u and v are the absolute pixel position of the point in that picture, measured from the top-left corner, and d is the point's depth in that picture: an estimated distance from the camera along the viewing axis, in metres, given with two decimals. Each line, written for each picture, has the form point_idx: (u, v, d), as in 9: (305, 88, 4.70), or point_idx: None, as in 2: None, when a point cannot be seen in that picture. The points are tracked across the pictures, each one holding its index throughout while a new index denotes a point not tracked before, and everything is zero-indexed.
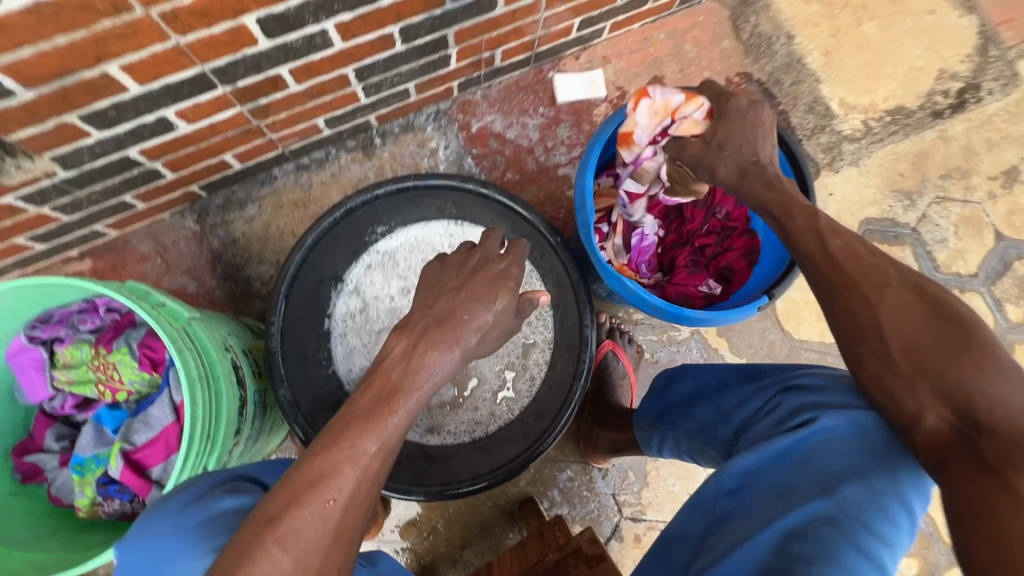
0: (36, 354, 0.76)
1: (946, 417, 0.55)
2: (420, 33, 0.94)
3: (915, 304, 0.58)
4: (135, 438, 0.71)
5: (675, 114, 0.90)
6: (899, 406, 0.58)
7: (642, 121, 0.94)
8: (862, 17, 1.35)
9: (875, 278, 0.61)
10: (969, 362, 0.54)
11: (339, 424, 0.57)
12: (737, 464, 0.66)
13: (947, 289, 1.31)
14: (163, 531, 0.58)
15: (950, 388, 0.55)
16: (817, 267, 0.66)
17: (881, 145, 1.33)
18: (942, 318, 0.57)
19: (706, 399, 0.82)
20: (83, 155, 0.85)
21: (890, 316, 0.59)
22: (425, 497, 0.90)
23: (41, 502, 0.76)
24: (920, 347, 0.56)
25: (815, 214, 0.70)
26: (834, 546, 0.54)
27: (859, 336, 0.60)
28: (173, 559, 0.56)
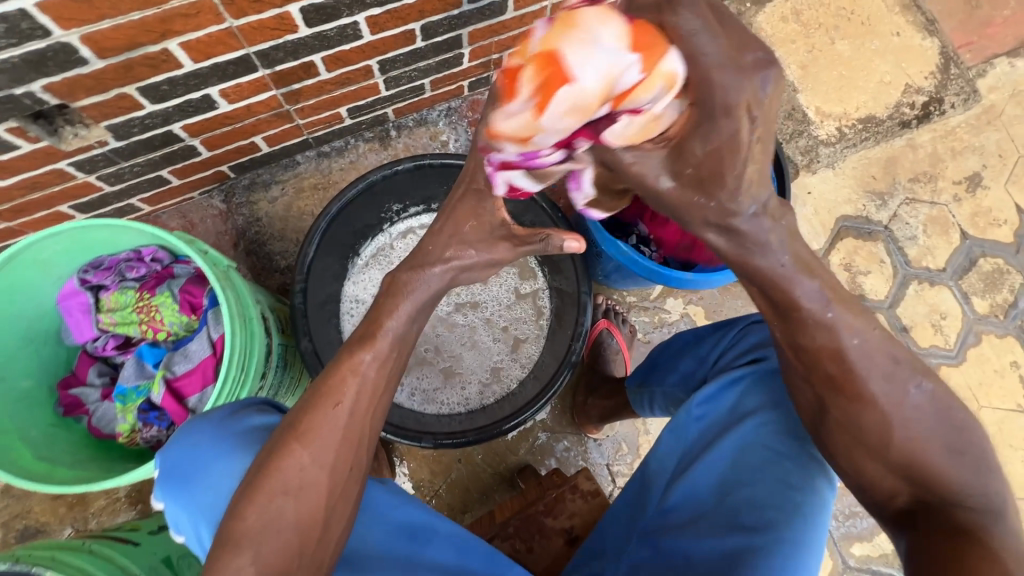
0: (84, 298, 0.84)
1: (918, 497, 0.61)
2: (439, 31, 1.05)
3: (932, 407, 0.60)
4: (176, 368, 0.79)
5: (620, 107, 0.55)
6: (876, 487, 0.63)
7: (549, 122, 0.57)
8: (834, 36, 1.49)
9: (890, 382, 0.59)
10: (963, 466, 0.60)
11: (368, 343, 0.65)
12: (704, 395, 0.78)
13: (918, 282, 1.41)
14: (205, 440, 0.66)
15: (935, 484, 0.60)
16: (824, 369, 0.61)
17: (855, 150, 1.45)
18: (935, 417, 0.60)
19: (689, 350, 0.90)
20: (134, 126, 0.95)
21: (903, 419, 0.59)
22: (433, 443, 0.96)
23: (80, 434, 0.83)
24: (918, 450, 0.59)
25: (827, 310, 0.59)
26: (774, 466, 0.70)
27: (862, 437, 0.61)
28: (215, 461, 0.64)
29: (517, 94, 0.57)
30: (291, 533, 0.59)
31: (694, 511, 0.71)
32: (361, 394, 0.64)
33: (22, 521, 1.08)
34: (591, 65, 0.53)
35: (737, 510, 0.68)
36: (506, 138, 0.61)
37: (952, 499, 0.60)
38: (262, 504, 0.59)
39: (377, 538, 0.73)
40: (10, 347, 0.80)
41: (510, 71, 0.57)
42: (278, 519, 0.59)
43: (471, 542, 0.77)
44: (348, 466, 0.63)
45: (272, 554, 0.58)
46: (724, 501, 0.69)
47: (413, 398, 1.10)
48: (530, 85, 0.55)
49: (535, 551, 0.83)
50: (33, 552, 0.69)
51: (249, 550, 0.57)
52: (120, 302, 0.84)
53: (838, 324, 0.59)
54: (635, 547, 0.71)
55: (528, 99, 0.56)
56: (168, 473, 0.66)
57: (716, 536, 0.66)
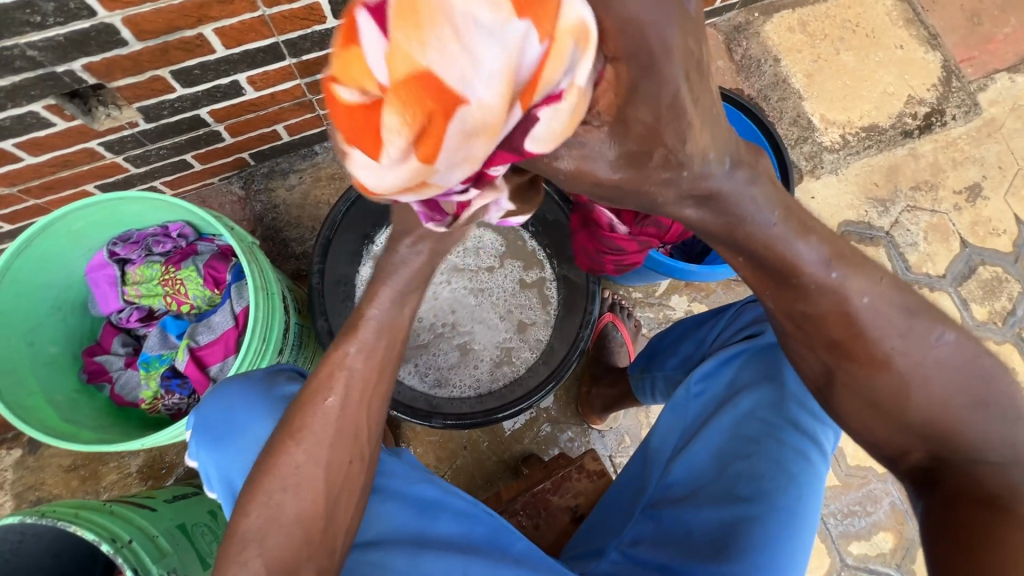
0: (110, 271, 0.88)
1: (933, 455, 0.60)
2: None
3: (952, 361, 0.58)
4: (200, 338, 0.85)
5: (534, 100, 0.39)
6: (892, 448, 0.62)
7: (442, 163, 0.39)
8: (840, 47, 1.53)
9: (908, 340, 0.58)
10: (988, 416, 0.58)
11: (389, 314, 0.67)
12: (700, 372, 0.82)
13: (918, 288, 1.44)
14: (237, 402, 0.70)
15: (957, 439, 0.58)
16: (840, 331, 0.58)
17: (858, 157, 1.49)
18: (953, 370, 0.58)
19: (689, 335, 0.94)
20: (164, 109, 0.98)
21: (921, 377, 0.58)
22: (443, 424, 1.00)
23: (102, 401, 0.87)
24: (933, 408, 0.58)
25: (832, 272, 0.56)
26: (767, 436, 0.73)
27: (877, 401, 0.60)
28: (245, 422, 0.69)
29: (387, 150, 0.38)
30: (296, 528, 0.61)
31: (693, 485, 0.76)
32: (354, 385, 0.66)
33: (34, 493, 1.10)
34: (478, 70, 0.35)
35: (733, 482, 0.73)
36: (393, 193, 0.43)
37: (975, 454, 0.58)
38: (263, 501, 0.62)
39: (390, 510, 0.76)
40: (41, 314, 0.84)
41: (354, 108, 0.37)
42: (281, 513, 0.61)
43: (480, 516, 0.80)
44: (349, 457, 0.65)
45: (275, 545, 0.61)
46: (721, 475, 0.74)
47: (423, 380, 1.13)
48: (408, 136, 0.37)
49: (541, 527, 0.90)
50: (57, 509, 0.73)
51: (255, 543, 0.61)
52: (145, 276, 0.88)
53: (850, 287, 0.57)
54: (638, 520, 0.78)
55: (409, 154, 0.38)
56: (201, 432, 0.71)
57: (712, 508, 0.72)
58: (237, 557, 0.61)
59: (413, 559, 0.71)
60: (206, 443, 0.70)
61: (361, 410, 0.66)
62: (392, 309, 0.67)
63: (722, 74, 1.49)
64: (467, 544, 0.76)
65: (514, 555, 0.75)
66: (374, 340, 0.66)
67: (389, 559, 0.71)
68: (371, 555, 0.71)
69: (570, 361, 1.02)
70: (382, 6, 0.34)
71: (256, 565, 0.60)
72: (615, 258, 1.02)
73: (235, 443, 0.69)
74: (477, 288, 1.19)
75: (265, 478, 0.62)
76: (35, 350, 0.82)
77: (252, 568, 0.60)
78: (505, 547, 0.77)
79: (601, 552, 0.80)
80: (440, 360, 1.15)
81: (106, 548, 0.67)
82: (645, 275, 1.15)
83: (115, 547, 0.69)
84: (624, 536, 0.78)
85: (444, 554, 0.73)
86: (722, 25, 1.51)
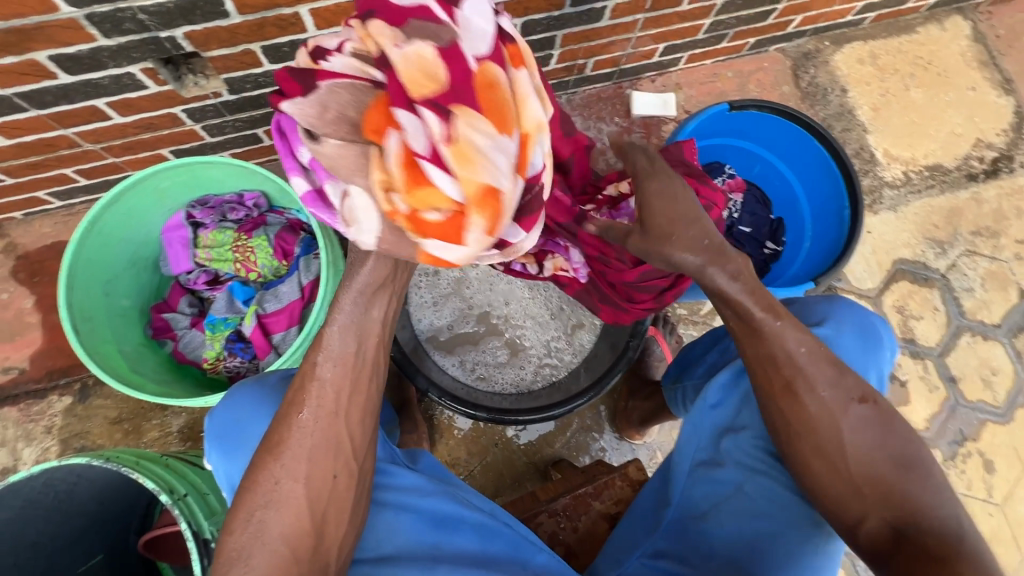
0: (185, 233, 0.96)
1: (885, 520, 0.60)
2: (536, 30, 1.09)
3: (872, 421, 0.62)
4: (267, 306, 0.93)
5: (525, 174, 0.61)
6: (845, 509, 0.62)
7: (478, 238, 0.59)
8: (909, 83, 1.51)
9: (840, 391, 0.63)
10: (919, 481, 0.60)
11: None
12: (718, 384, 0.77)
13: (971, 334, 1.39)
14: (246, 412, 0.70)
15: (893, 499, 0.60)
16: (778, 378, 0.64)
17: (919, 196, 1.46)
18: (891, 430, 0.62)
19: (716, 343, 0.89)
20: (248, 82, 1.01)
21: (844, 429, 0.62)
22: (487, 415, 1.03)
23: (162, 355, 0.96)
24: (865, 464, 0.61)
25: (774, 317, 0.64)
26: None
27: (820, 448, 0.63)
28: (258, 424, 0.69)
29: (467, 232, 0.58)
30: (280, 546, 0.58)
31: (715, 497, 0.75)
32: (323, 395, 0.61)
33: (79, 441, 1.13)
34: (502, 168, 0.58)
35: (757, 498, 0.71)
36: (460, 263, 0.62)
37: (913, 518, 0.59)
38: (243, 521, 0.58)
39: (402, 524, 0.71)
40: (119, 269, 0.93)
41: (435, 219, 0.56)
42: (263, 532, 0.58)
43: (497, 530, 0.74)
44: (333, 472, 0.61)
45: (264, 567, 0.57)
46: (743, 489, 0.72)
47: (467, 375, 1.13)
48: (487, 218, 0.58)
49: (581, 530, 0.89)
50: (120, 455, 0.79)
51: (240, 563, 0.57)
52: (218, 241, 0.95)
53: (789, 340, 0.64)
54: (659, 531, 0.77)
55: (482, 228, 0.58)
56: (216, 436, 0.69)
57: (738, 522, 0.71)
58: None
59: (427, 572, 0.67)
60: (219, 447, 0.69)
61: (336, 420, 0.61)
62: (356, 310, 0.61)
63: (787, 100, 1.48)
64: (483, 559, 0.70)
65: (534, 567, 0.71)
66: (342, 347, 0.62)
67: (401, 572, 0.67)
68: (382, 569, 0.67)
69: (616, 370, 1.07)
70: (440, 159, 0.55)
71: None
72: (658, 287, 0.94)
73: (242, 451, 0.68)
74: (528, 287, 1.18)
75: (244, 497, 0.59)
76: (111, 302, 0.92)
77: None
78: (523, 557, 0.72)
79: (620, 564, 0.78)
80: (486, 357, 1.15)
81: (165, 498, 0.72)
82: (696, 292, 1.13)
83: (172, 498, 0.73)
84: (646, 546, 0.77)
85: (459, 570, 0.68)
86: (791, 50, 1.50)
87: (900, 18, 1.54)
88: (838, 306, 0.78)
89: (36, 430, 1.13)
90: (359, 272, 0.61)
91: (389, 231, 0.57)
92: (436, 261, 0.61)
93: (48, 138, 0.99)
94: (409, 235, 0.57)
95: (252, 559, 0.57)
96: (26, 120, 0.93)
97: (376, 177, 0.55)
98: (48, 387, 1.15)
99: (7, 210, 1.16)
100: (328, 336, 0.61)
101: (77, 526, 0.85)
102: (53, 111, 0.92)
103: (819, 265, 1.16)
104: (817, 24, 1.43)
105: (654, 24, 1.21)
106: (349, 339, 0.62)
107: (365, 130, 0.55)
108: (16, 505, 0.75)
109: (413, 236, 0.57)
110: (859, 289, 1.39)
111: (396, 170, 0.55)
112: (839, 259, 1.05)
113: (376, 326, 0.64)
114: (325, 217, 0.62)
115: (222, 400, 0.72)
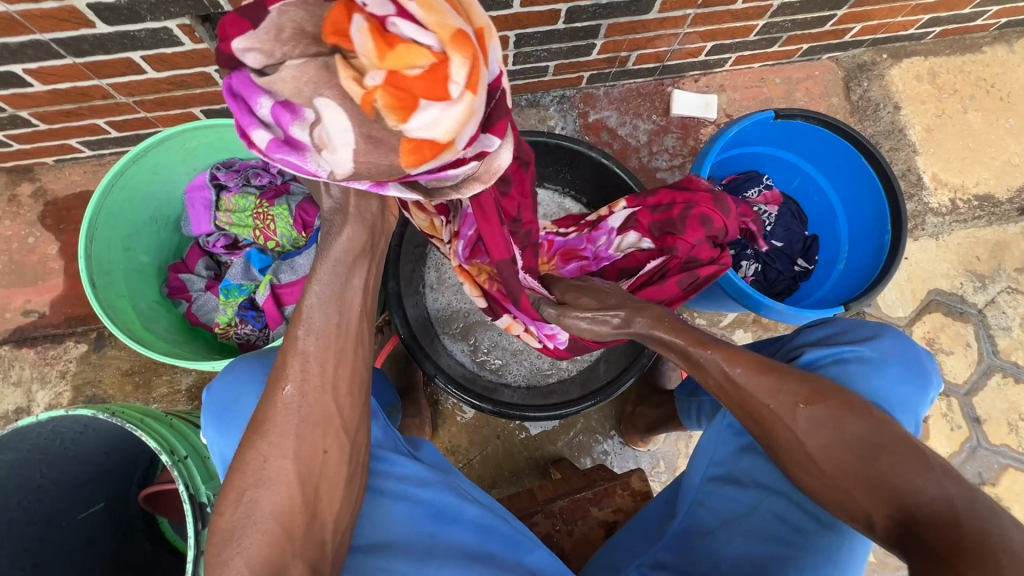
0: (208, 195, 0.97)
1: (889, 517, 0.56)
2: (582, 17, 1.05)
3: (828, 417, 0.59)
4: (282, 276, 0.93)
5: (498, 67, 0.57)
6: (850, 513, 0.59)
7: (456, 109, 0.51)
8: (968, 106, 1.43)
9: (783, 395, 0.60)
10: (898, 460, 0.56)
11: None
12: None
13: (1003, 375, 1.33)
14: (244, 383, 0.70)
15: (882, 491, 0.56)
16: (732, 402, 0.64)
17: (964, 226, 1.39)
18: (854, 411, 0.59)
19: None
20: None
21: (803, 429, 0.59)
22: (491, 407, 0.99)
23: (175, 316, 0.97)
24: (835, 457, 0.58)
25: (705, 349, 0.64)
26: None
27: (791, 451, 0.61)
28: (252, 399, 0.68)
29: (449, 93, 0.50)
30: (273, 524, 0.57)
31: (726, 515, 0.72)
32: (309, 370, 0.59)
33: (91, 389, 1.15)
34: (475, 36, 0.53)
35: (770, 518, 0.69)
36: (444, 146, 0.52)
37: (906, 508, 0.55)
38: (234, 501, 0.58)
39: (397, 515, 0.71)
40: (139, 226, 0.94)
41: (415, 79, 0.49)
42: (253, 511, 0.57)
43: (494, 527, 0.73)
44: (323, 447, 0.60)
45: (253, 545, 0.57)
46: (755, 510, 0.70)
47: (476, 362, 1.15)
48: (467, 67, 0.51)
49: (576, 535, 0.88)
50: (125, 410, 0.80)
51: (232, 543, 0.57)
52: (240, 206, 0.96)
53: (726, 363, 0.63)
54: (662, 543, 0.74)
55: (467, 87, 0.51)
56: (216, 407, 0.69)
57: (748, 542, 0.69)
58: (215, 558, 0.57)
59: (419, 568, 0.66)
60: (215, 423, 0.69)
61: (323, 395, 0.60)
62: (336, 280, 0.59)
63: (835, 112, 1.42)
64: (480, 554, 0.69)
65: (529, 565, 0.70)
66: (324, 319, 0.59)
67: (394, 563, 0.66)
68: (376, 558, 0.66)
69: (626, 377, 0.99)
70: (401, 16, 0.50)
71: (235, 566, 0.56)
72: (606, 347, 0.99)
73: (236, 428, 0.68)
74: None
75: (234, 475, 0.58)
76: (129, 258, 0.92)
77: (233, 570, 0.56)
78: (520, 556, 0.71)
79: (619, 571, 0.75)
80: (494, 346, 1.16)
81: (166, 458, 0.73)
82: (718, 302, 1.11)
83: (172, 459, 0.74)
84: (647, 557, 0.74)
85: (455, 565, 0.67)
86: (845, 60, 1.43)
87: (966, 35, 1.45)
88: (883, 333, 0.74)
89: (51, 374, 1.15)
90: (335, 241, 0.59)
91: (364, 142, 0.50)
92: (417, 145, 0.52)
93: (82, 87, 0.99)
94: (384, 117, 0.49)
95: (243, 535, 0.57)
96: (61, 67, 0.92)
97: (345, 74, 0.49)
98: (66, 333, 1.17)
99: (39, 155, 1.17)
100: (308, 310, 0.59)
101: (81, 474, 0.87)
102: (90, 60, 0.92)
103: (851, 291, 1.12)
104: (877, 34, 1.36)
105: (704, 21, 1.16)
106: (330, 310, 0.59)
107: (323, 31, 0.50)
108: (23, 448, 0.76)
109: (390, 118, 0.49)
110: (888, 316, 1.33)
111: (363, 41, 0.49)
112: (873, 286, 1.01)
113: (358, 295, 0.61)
114: (296, 162, 0.52)
115: (227, 372, 0.72)
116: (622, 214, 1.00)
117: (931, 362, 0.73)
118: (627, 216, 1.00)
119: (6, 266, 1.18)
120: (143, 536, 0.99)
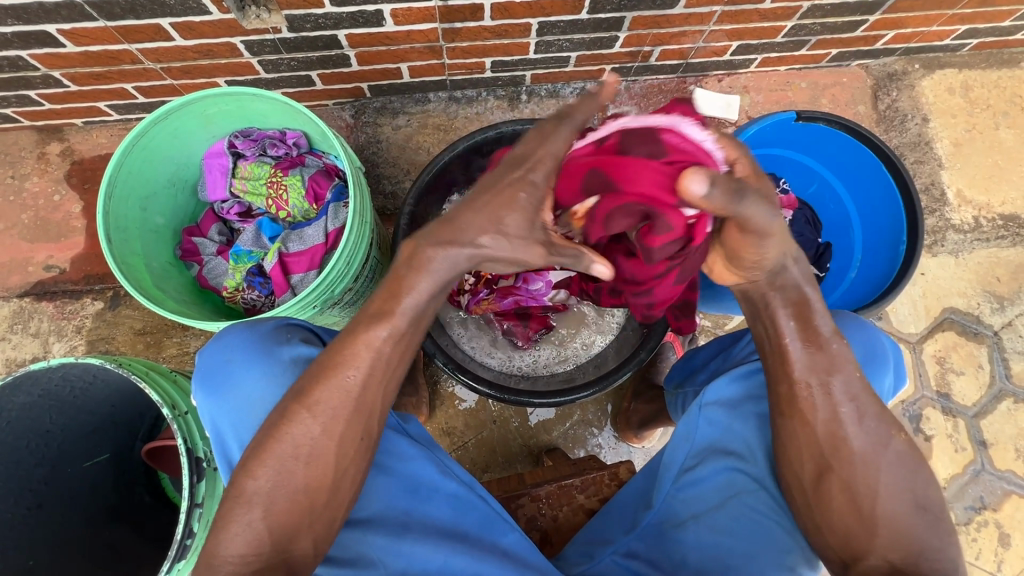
0: (224, 161, 1.00)
1: (888, 560, 0.60)
2: (605, 8, 1.04)
3: (905, 457, 0.62)
4: (291, 246, 0.95)
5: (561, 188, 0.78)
6: (847, 544, 0.61)
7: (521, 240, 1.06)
8: (1000, 122, 1.39)
9: (878, 428, 0.63)
10: (923, 521, 0.61)
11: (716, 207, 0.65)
12: (717, 389, 0.73)
13: (1013, 401, 1.30)
14: (232, 348, 0.72)
15: (897, 539, 0.60)
16: (822, 430, 0.63)
17: (986, 245, 1.35)
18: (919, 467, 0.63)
19: (721, 351, 0.85)
20: (308, 22, 0.98)
21: (882, 465, 0.62)
22: (488, 390, 1.00)
23: (186, 278, 1.00)
24: (833, 497, 0.62)
25: None
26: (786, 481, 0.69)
27: (850, 483, 0.62)
28: (242, 367, 0.70)
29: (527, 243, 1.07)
30: (299, 495, 0.60)
31: (697, 508, 0.73)
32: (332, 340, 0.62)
33: (104, 345, 1.18)
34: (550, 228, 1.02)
35: (737, 518, 0.70)
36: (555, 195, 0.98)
37: (909, 557, 0.60)
38: (240, 472, 0.60)
39: (383, 487, 0.72)
40: (157, 188, 0.97)
41: None
42: (257, 482, 0.60)
43: (472, 503, 0.75)
44: None
45: (257, 515, 0.59)
46: (727, 503, 0.71)
47: (472, 344, 1.16)
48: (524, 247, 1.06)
49: (561, 520, 0.88)
50: (132, 362, 0.82)
51: (232, 510, 0.59)
52: (255, 173, 0.99)
53: None
54: (635, 532, 0.74)
55: None
56: (210, 369, 0.71)
57: (717, 535, 0.70)
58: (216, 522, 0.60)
59: (395, 540, 0.69)
60: (201, 389, 0.71)
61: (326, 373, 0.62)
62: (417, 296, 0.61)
63: (860, 121, 1.38)
64: (454, 532, 0.71)
65: (502, 547, 0.72)
66: None
67: (378, 535, 0.69)
68: (366, 529, 0.69)
69: (625, 370, 1.00)
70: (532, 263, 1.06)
71: (234, 532, 0.59)
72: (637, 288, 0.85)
73: (230, 391, 0.70)
74: None
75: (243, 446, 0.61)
76: (146, 218, 0.95)
77: (233, 534, 0.59)
78: (495, 537, 0.73)
79: (592, 559, 0.74)
80: (493, 336, 1.17)
81: (167, 412, 0.75)
82: (725, 305, 1.10)
83: (173, 413, 0.77)
84: (620, 545, 0.74)
85: (431, 540, 0.69)
86: (876, 68, 1.39)
87: (1005, 49, 1.41)
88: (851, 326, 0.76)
89: (67, 328, 1.19)
90: None
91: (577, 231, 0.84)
92: None
93: (113, 51, 1.01)
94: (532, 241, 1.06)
95: (249, 502, 0.59)
96: (94, 29, 0.95)
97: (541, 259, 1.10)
98: (84, 290, 1.21)
99: (68, 116, 1.21)
100: None
101: (88, 422, 0.90)
102: (120, 24, 0.94)
103: (860, 300, 1.10)
104: (911, 43, 1.32)
105: (730, 19, 1.14)
106: None
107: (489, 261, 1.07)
108: (34, 393, 0.79)
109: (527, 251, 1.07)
110: (899, 331, 1.31)
111: None
112: (883, 297, 0.99)
113: None
114: None
115: (224, 335, 0.73)
116: (561, 273, 1.10)
117: (863, 340, 0.75)
118: (565, 278, 1.09)
119: (32, 221, 1.22)
120: (144, 489, 1.03)
